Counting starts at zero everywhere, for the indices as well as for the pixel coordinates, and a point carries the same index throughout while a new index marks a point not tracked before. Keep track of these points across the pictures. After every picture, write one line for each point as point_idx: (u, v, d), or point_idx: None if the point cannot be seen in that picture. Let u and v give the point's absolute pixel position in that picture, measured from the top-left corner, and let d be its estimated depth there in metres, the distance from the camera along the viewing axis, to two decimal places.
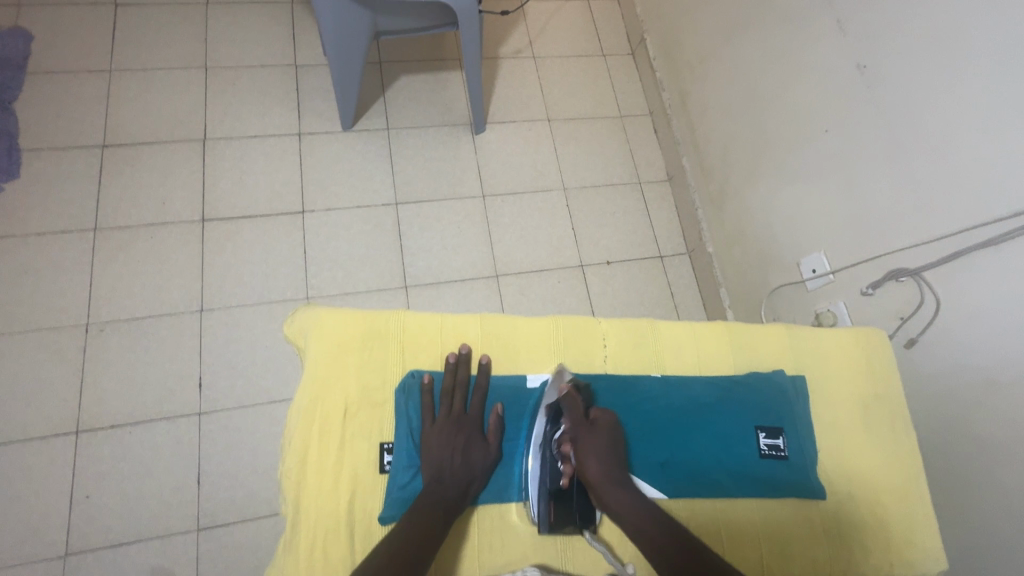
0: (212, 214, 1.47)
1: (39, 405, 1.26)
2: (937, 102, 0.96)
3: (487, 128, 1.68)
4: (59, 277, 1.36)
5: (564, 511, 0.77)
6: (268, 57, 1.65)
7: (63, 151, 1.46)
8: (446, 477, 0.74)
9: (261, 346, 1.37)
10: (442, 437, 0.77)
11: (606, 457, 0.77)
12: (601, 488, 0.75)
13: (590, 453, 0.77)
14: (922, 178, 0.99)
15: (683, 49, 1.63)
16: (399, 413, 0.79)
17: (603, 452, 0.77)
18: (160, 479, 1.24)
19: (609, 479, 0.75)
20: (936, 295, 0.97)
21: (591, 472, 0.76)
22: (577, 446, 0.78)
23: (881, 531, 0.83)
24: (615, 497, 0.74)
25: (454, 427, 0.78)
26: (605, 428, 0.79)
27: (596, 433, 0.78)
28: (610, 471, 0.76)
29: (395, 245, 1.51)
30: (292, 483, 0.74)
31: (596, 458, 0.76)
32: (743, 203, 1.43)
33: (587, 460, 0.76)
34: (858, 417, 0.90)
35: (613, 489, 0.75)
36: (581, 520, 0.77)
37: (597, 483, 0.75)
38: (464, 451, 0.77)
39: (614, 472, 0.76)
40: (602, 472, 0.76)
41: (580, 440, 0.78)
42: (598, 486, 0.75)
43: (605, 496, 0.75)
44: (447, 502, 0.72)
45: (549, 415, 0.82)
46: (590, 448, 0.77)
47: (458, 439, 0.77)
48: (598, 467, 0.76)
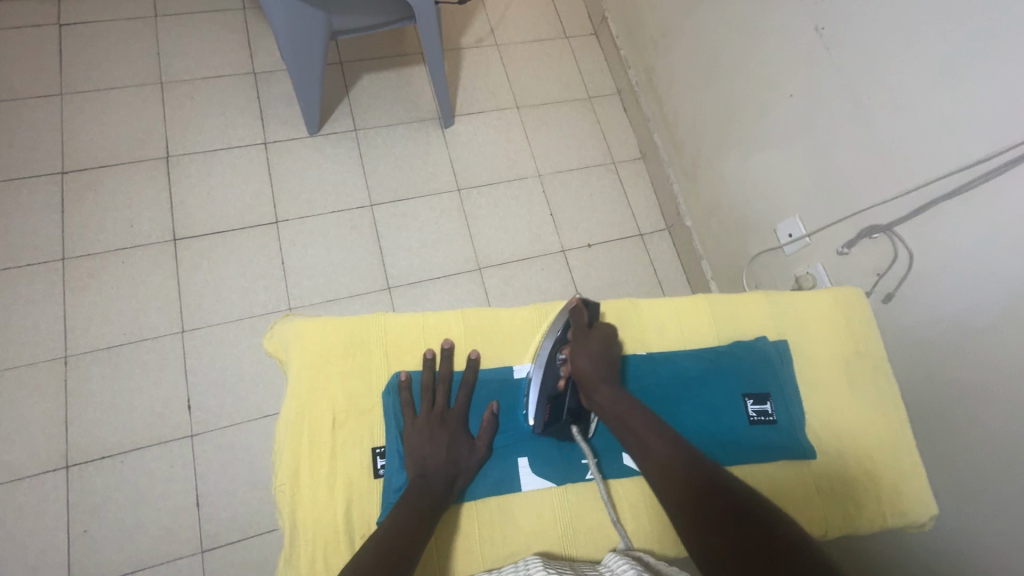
0: (183, 233, 1.43)
1: (24, 443, 1.23)
2: (895, 57, 0.97)
3: (455, 121, 1.66)
4: (31, 311, 1.32)
5: (557, 408, 0.82)
6: (224, 66, 1.60)
7: (20, 181, 1.42)
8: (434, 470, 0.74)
9: (247, 362, 1.35)
10: (424, 432, 0.76)
11: (599, 358, 0.80)
12: (591, 384, 0.79)
13: (584, 352, 0.81)
14: (887, 134, 1.00)
15: (644, 25, 1.62)
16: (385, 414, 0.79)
17: (597, 355, 0.81)
18: (159, 505, 1.22)
19: (599, 377, 0.79)
20: (908, 249, 0.99)
21: (582, 367, 0.80)
22: (573, 347, 0.82)
23: (872, 482, 0.85)
24: (603, 393, 0.78)
25: (436, 421, 0.78)
26: (604, 337, 0.83)
27: (593, 336, 0.82)
28: (599, 369, 0.80)
29: (374, 247, 1.49)
30: (286, 497, 0.74)
31: (588, 358, 0.80)
32: (716, 174, 1.43)
33: (579, 359, 0.81)
34: (843, 375, 0.91)
35: (603, 386, 0.79)
36: (570, 417, 0.82)
37: (587, 377, 0.80)
38: (447, 444, 0.77)
39: (606, 372, 0.80)
40: (592, 369, 0.80)
41: (576, 340, 0.82)
42: (590, 382, 0.79)
43: (594, 393, 0.79)
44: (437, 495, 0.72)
45: (559, 330, 0.85)
46: (586, 349, 0.81)
47: (440, 433, 0.77)
48: (589, 364, 0.80)
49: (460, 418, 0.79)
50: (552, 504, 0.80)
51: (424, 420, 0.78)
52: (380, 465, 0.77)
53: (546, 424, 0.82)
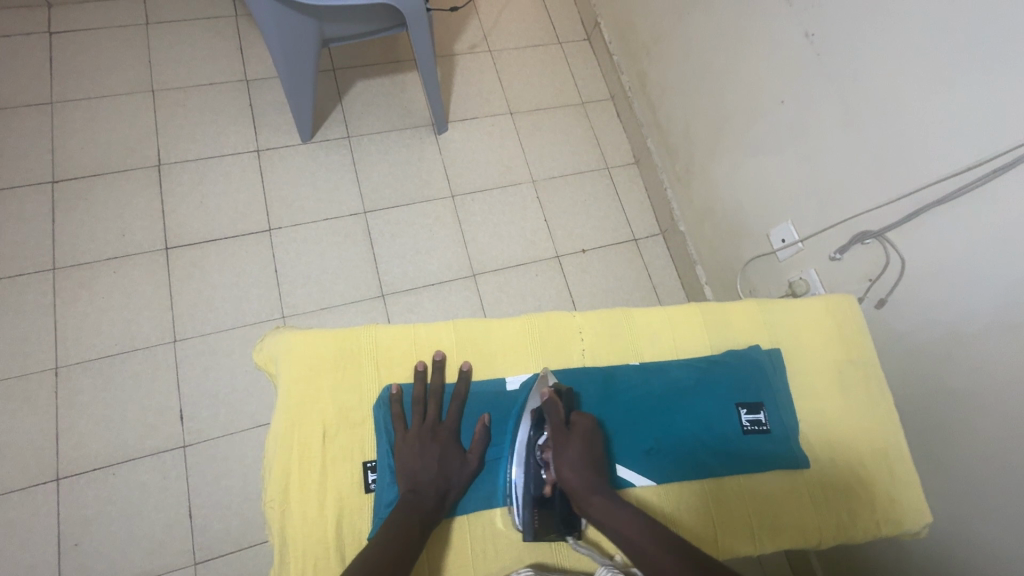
0: (175, 242, 1.43)
1: (14, 456, 1.22)
2: (885, 64, 0.97)
3: (449, 127, 1.66)
4: (22, 322, 1.31)
5: (547, 521, 0.76)
6: (217, 74, 1.60)
7: (11, 191, 1.41)
8: (423, 484, 0.73)
9: (240, 371, 1.34)
10: (414, 447, 0.75)
11: (582, 466, 0.75)
12: (582, 498, 0.73)
13: (566, 459, 0.75)
14: (878, 141, 1.01)
15: (637, 31, 1.62)
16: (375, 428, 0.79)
17: (579, 461, 0.75)
18: (151, 517, 1.21)
19: (588, 487, 0.73)
20: (900, 255, 0.99)
21: (569, 479, 0.74)
22: (555, 453, 0.76)
23: (866, 491, 0.85)
24: (596, 504, 0.72)
25: (427, 435, 0.77)
26: (581, 434, 0.77)
27: (573, 439, 0.76)
28: (586, 478, 0.74)
29: (368, 255, 1.49)
30: (276, 514, 0.74)
31: (572, 467, 0.75)
32: (709, 180, 1.44)
33: (564, 469, 0.75)
34: (836, 383, 0.91)
35: (593, 497, 0.73)
36: (564, 526, 0.76)
37: (575, 489, 0.74)
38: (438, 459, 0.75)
39: (593, 480, 0.74)
40: (578, 478, 0.74)
41: (557, 445, 0.76)
42: (578, 492, 0.74)
43: (586, 507, 0.73)
44: (425, 510, 0.71)
45: (533, 420, 0.79)
46: (567, 454, 0.75)
47: (430, 447, 0.76)
48: (573, 474, 0.74)
49: (451, 432, 0.78)
50: None
51: (415, 436, 0.76)
52: (371, 479, 0.76)
53: (535, 536, 0.75)
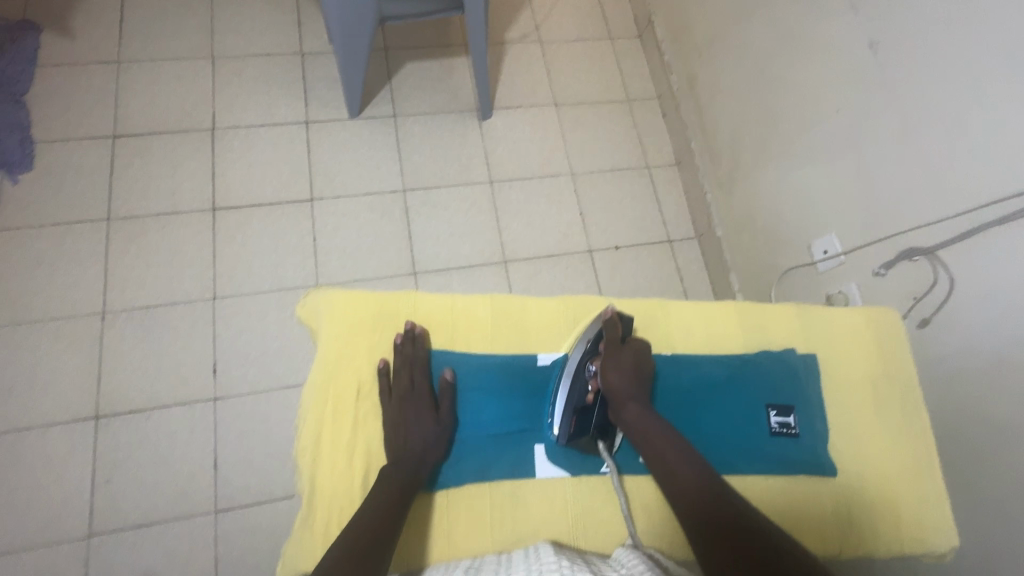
0: (222, 204, 1.48)
1: (58, 392, 1.28)
2: (952, 76, 0.94)
3: (493, 114, 1.67)
4: (74, 268, 1.38)
5: (582, 423, 0.81)
6: (273, 46, 1.64)
7: (75, 143, 1.48)
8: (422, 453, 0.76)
9: (272, 334, 1.38)
10: (399, 415, 0.78)
11: (630, 376, 0.81)
12: (620, 402, 0.80)
13: (616, 368, 0.81)
14: (937, 155, 0.97)
15: (691, 31, 1.60)
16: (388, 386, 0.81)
17: (627, 372, 0.81)
18: (178, 463, 1.26)
19: (628, 394, 0.80)
20: (949, 274, 0.96)
21: (613, 386, 0.81)
22: (606, 361, 0.82)
23: (892, 507, 0.83)
24: (631, 410, 0.79)
25: (411, 403, 0.79)
26: (638, 351, 0.83)
27: (626, 351, 0.83)
28: (629, 388, 0.80)
29: (403, 233, 1.51)
30: (307, 460, 0.76)
31: (619, 374, 0.81)
32: (753, 186, 1.41)
33: (610, 374, 0.81)
34: (871, 396, 0.89)
35: (631, 404, 0.80)
36: (598, 432, 0.82)
37: (618, 395, 0.80)
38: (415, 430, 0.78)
39: (634, 391, 0.80)
40: (622, 385, 0.80)
41: (609, 355, 0.82)
42: (619, 399, 0.80)
43: (625, 412, 0.80)
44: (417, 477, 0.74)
45: (590, 341, 0.84)
46: (618, 367, 0.81)
47: (410, 416, 0.78)
48: (620, 381, 0.80)
49: (428, 402, 0.80)
50: (564, 494, 0.81)
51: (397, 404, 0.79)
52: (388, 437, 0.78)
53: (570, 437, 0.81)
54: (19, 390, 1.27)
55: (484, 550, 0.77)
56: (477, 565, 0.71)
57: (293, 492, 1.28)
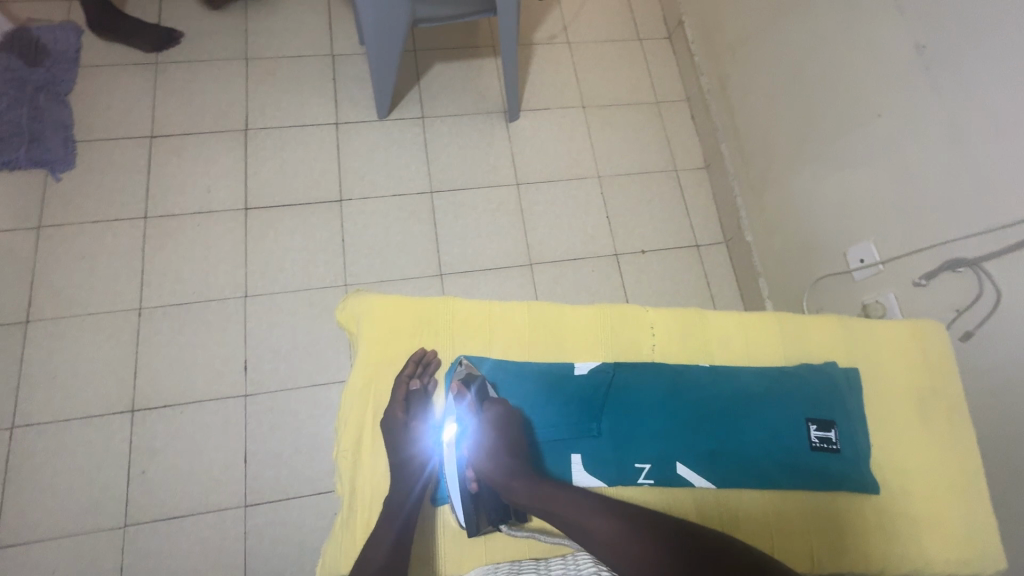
0: (254, 203, 1.50)
1: (97, 384, 1.32)
2: (1004, 82, 0.91)
3: (521, 116, 1.67)
4: (113, 264, 1.42)
5: (481, 513, 0.78)
6: (305, 47, 1.67)
7: (114, 141, 1.52)
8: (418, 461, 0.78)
9: (302, 331, 1.41)
10: (390, 430, 0.79)
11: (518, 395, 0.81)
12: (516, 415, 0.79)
13: (487, 454, 0.77)
14: (985, 164, 0.95)
15: (723, 32, 1.58)
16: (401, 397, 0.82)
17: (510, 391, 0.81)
18: (210, 457, 1.29)
19: (510, 475, 0.75)
20: (995, 287, 0.93)
21: (491, 472, 0.76)
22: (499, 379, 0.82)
23: (937, 526, 0.81)
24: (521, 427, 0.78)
25: (400, 420, 0.80)
26: (493, 424, 0.78)
27: (489, 424, 0.78)
28: (507, 465, 0.76)
29: (430, 233, 1.52)
30: (348, 464, 0.81)
31: (492, 459, 0.76)
32: (786, 191, 1.39)
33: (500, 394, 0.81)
34: (914, 411, 0.88)
35: (517, 482, 0.75)
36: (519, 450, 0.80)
37: (499, 482, 0.75)
38: (395, 448, 0.79)
39: (515, 468, 0.76)
40: (500, 468, 0.76)
41: (476, 438, 0.78)
42: (501, 484, 0.75)
43: (510, 492, 0.75)
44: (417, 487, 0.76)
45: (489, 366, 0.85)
46: (486, 448, 0.77)
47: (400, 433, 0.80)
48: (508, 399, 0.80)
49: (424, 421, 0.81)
50: None
51: (397, 417, 0.80)
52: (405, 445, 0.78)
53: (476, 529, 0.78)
54: (60, 381, 1.32)
55: (521, 557, 0.79)
56: (514, 573, 0.74)
57: (321, 488, 1.31)
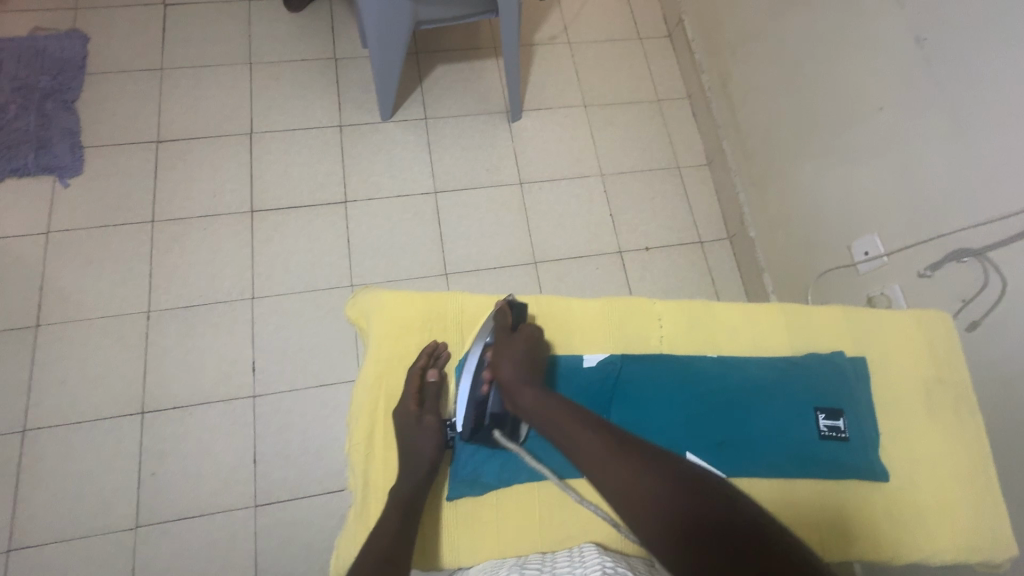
0: (260, 205, 1.52)
1: (107, 387, 1.33)
2: (1006, 72, 0.91)
3: (522, 116, 1.68)
4: (121, 268, 1.43)
5: (480, 413, 0.80)
6: (308, 51, 1.68)
7: (121, 147, 1.53)
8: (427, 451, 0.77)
9: (309, 332, 1.42)
10: (402, 421, 0.79)
11: (523, 364, 0.79)
12: (514, 388, 0.77)
13: (507, 357, 0.79)
14: (988, 154, 0.95)
15: (723, 30, 1.59)
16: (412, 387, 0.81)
17: (521, 359, 0.79)
18: (220, 458, 1.30)
19: (522, 382, 0.77)
20: (1001, 276, 0.93)
21: (506, 374, 0.78)
22: (496, 353, 0.80)
23: (947, 515, 0.81)
24: (528, 397, 0.76)
25: (411, 411, 0.80)
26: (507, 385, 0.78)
27: (517, 340, 0.81)
28: (522, 374, 0.78)
29: (435, 233, 1.53)
30: (360, 456, 0.80)
31: (511, 362, 0.78)
32: (789, 186, 1.39)
33: (504, 365, 0.78)
34: (921, 401, 0.88)
35: (527, 390, 0.76)
36: (496, 422, 0.80)
37: (511, 384, 0.77)
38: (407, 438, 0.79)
39: (528, 379, 0.78)
40: (515, 375, 0.78)
41: (499, 346, 0.80)
42: (512, 385, 0.77)
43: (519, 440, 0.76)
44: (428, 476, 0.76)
45: (484, 341, 0.82)
46: (508, 353, 0.79)
47: (410, 424, 0.79)
48: (513, 369, 0.78)
49: (437, 416, 0.80)
50: None
51: (409, 408, 0.80)
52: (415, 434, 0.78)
53: (472, 433, 0.80)
54: (70, 384, 1.33)
55: (529, 549, 0.79)
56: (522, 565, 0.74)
57: (329, 487, 1.31)
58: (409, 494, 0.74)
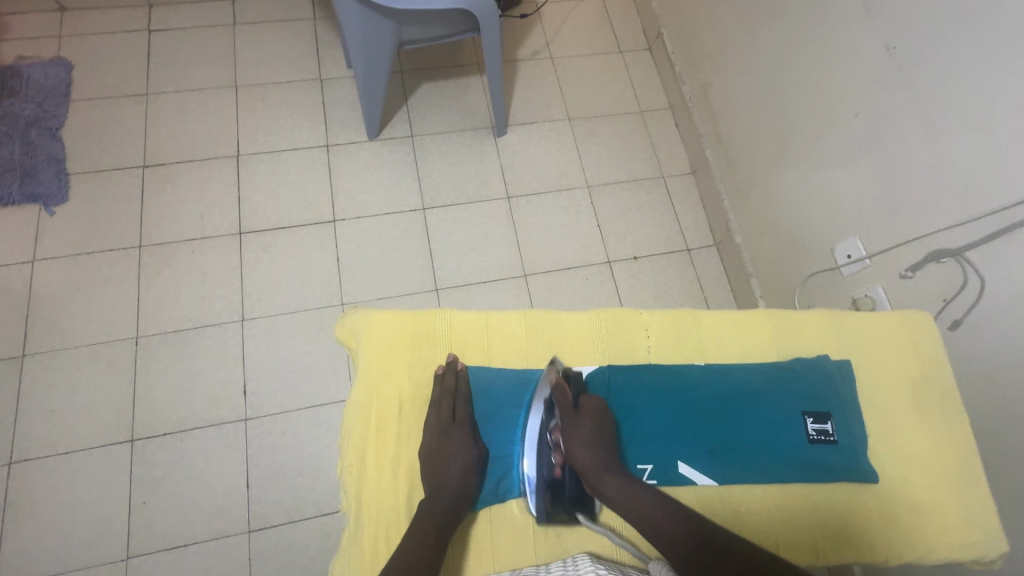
0: (249, 227, 1.52)
1: (96, 415, 1.32)
2: (973, 78, 0.94)
3: (508, 131, 1.70)
4: (109, 294, 1.42)
5: (558, 499, 0.79)
6: (294, 73, 1.70)
7: (107, 173, 1.53)
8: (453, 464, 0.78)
9: (301, 352, 1.41)
10: (431, 435, 0.80)
11: (594, 445, 0.78)
12: (593, 477, 0.76)
13: (579, 440, 0.78)
14: (960, 157, 0.98)
15: (702, 42, 1.62)
16: (436, 401, 0.82)
17: (592, 441, 0.78)
18: (212, 483, 1.29)
19: (599, 466, 0.76)
20: (979, 275, 0.96)
21: (582, 460, 0.77)
22: (565, 435, 0.79)
23: (938, 512, 0.82)
24: (609, 484, 0.76)
25: (436, 425, 0.80)
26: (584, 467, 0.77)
27: (582, 419, 0.79)
28: (599, 457, 0.77)
29: (425, 248, 1.54)
30: (353, 478, 0.78)
31: (584, 446, 0.77)
32: (772, 192, 1.42)
33: (575, 450, 0.78)
34: (908, 401, 0.89)
35: (606, 476, 0.76)
36: (573, 504, 0.79)
37: (589, 470, 0.77)
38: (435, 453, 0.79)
39: (605, 461, 0.77)
40: (592, 460, 0.77)
41: (566, 427, 0.79)
42: (590, 473, 0.77)
43: (601, 489, 0.76)
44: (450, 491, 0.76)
45: (544, 405, 0.81)
46: (579, 437, 0.78)
47: (438, 439, 0.80)
48: (585, 454, 0.77)
49: (466, 430, 0.81)
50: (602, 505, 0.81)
51: (433, 422, 0.81)
52: (433, 450, 0.79)
53: (549, 518, 0.78)
54: (58, 414, 1.31)
55: (524, 564, 0.78)
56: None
57: (325, 509, 1.30)
58: (427, 512, 0.73)
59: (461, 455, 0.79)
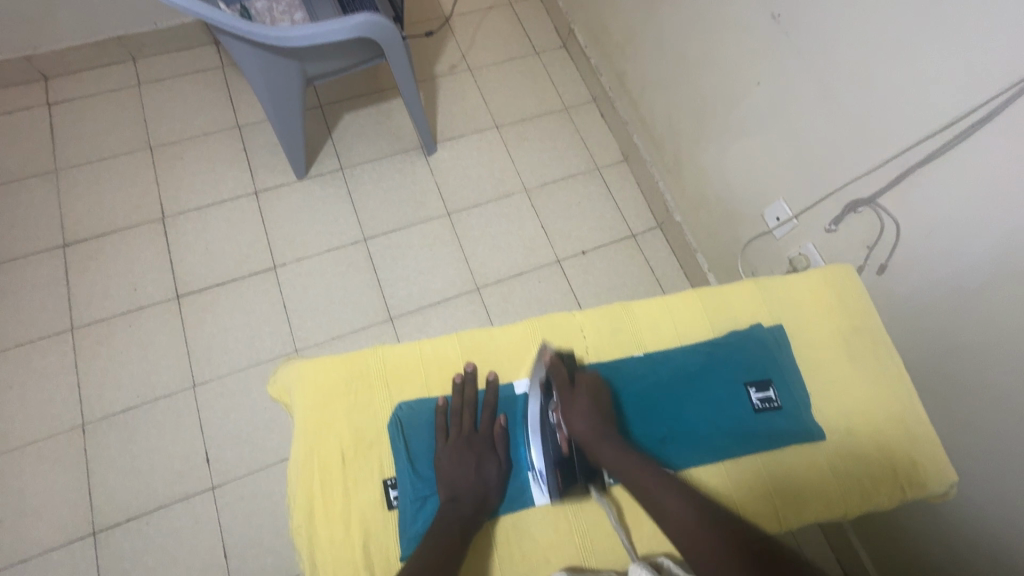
0: (185, 289, 1.46)
1: (50, 516, 1.24)
2: (852, 34, 0.98)
3: (438, 148, 1.69)
4: (46, 385, 1.35)
5: (568, 474, 0.80)
6: (209, 124, 1.65)
7: (24, 260, 1.45)
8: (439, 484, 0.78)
9: (260, 408, 1.37)
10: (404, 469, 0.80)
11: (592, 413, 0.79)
12: (593, 444, 0.78)
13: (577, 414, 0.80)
14: (854, 110, 1.02)
15: (611, 33, 1.65)
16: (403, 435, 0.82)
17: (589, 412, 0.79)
18: (187, 562, 1.23)
19: (597, 436, 0.78)
20: (893, 219, 1.01)
21: (581, 431, 0.79)
22: (564, 410, 0.81)
23: (886, 457, 0.85)
24: (608, 452, 0.77)
25: (407, 456, 0.81)
26: (587, 440, 0.78)
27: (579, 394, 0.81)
28: (597, 427, 0.78)
29: (372, 280, 1.51)
30: (304, 540, 0.76)
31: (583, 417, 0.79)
32: (699, 167, 1.44)
33: (575, 421, 0.79)
34: (843, 352, 0.92)
35: (604, 444, 0.78)
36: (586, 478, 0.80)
37: (587, 438, 0.78)
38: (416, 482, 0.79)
39: (604, 430, 0.78)
40: (591, 430, 0.78)
41: (564, 402, 0.81)
42: (590, 443, 0.78)
43: (599, 455, 0.77)
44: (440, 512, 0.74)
45: (542, 390, 0.85)
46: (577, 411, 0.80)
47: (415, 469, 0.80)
48: (584, 424, 0.78)
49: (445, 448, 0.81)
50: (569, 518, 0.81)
51: (403, 456, 0.80)
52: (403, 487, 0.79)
53: (562, 492, 0.80)
54: (9, 522, 1.23)
55: None
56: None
57: None
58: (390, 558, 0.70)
59: (445, 472, 0.78)
